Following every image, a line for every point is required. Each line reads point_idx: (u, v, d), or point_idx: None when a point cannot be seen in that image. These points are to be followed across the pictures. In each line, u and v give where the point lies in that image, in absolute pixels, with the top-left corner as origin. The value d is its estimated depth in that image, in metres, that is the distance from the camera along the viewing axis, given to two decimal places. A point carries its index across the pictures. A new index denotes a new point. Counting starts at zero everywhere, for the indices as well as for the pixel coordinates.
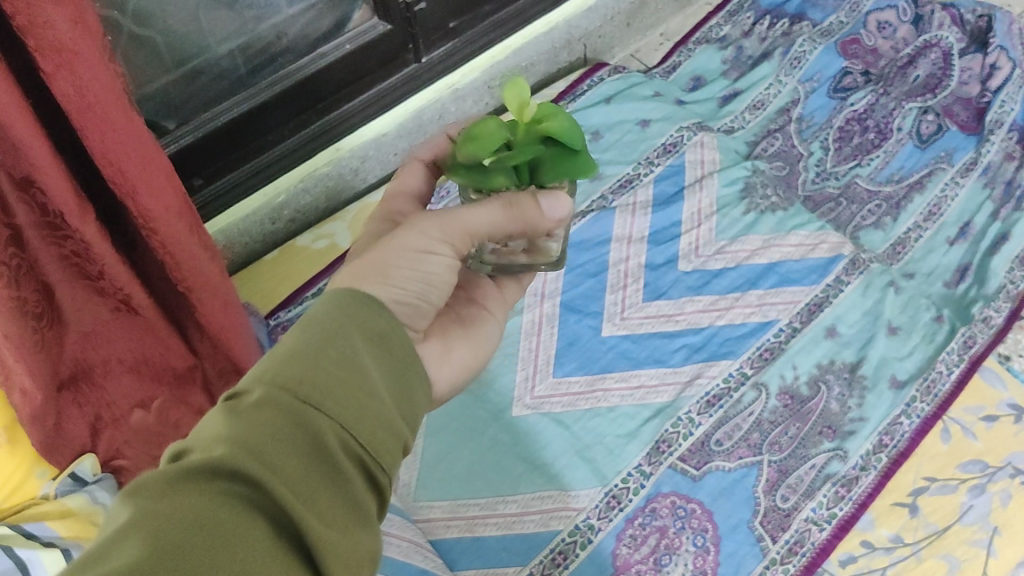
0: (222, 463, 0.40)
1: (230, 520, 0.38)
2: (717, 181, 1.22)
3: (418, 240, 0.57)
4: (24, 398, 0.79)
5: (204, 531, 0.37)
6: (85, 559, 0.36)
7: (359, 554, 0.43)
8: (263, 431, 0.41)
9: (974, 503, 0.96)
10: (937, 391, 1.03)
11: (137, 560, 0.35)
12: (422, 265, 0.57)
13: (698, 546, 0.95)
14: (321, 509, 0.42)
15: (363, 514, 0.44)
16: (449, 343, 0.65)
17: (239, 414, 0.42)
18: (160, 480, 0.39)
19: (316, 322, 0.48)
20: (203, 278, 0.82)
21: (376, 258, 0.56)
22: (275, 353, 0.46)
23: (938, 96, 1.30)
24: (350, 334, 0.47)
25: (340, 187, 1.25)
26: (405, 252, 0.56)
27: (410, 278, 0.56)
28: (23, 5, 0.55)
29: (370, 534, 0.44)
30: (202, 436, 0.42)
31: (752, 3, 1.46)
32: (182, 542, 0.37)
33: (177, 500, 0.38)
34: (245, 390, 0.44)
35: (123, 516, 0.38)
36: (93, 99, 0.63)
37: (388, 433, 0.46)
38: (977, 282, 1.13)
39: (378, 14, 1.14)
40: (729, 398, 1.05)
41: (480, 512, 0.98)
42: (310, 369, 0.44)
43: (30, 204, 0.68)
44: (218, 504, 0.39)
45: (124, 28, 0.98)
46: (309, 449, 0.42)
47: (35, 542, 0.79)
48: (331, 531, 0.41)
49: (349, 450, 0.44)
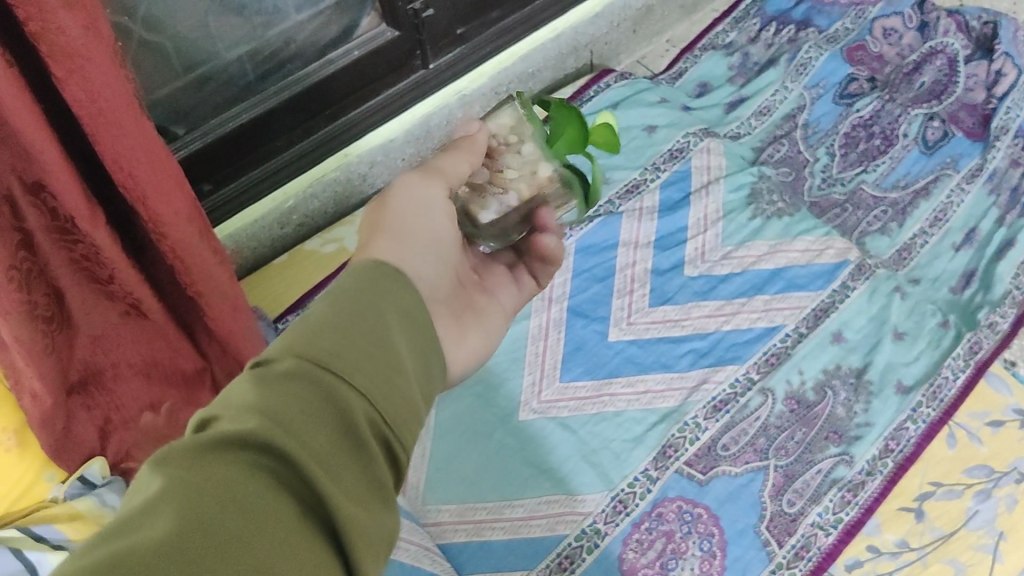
0: (256, 436, 0.39)
1: (262, 494, 0.38)
2: (723, 187, 1.23)
3: (421, 195, 0.64)
4: (34, 402, 0.80)
5: (236, 503, 0.37)
6: (114, 527, 0.35)
7: (382, 536, 0.43)
8: (295, 404, 0.42)
9: (980, 508, 0.96)
10: (942, 397, 1.04)
11: (171, 532, 0.35)
12: (425, 220, 0.63)
13: (704, 551, 0.95)
14: (348, 488, 0.42)
15: (384, 497, 0.44)
16: (483, 321, 0.67)
17: (268, 385, 0.42)
18: (189, 449, 0.39)
19: (341, 297, 0.48)
20: (213, 283, 0.83)
21: (390, 218, 0.62)
22: (302, 324, 0.46)
23: (944, 103, 1.30)
24: (376, 311, 0.48)
25: (348, 193, 1.26)
26: (413, 206, 0.63)
27: (420, 229, 0.62)
28: (36, 10, 0.56)
29: (390, 518, 0.44)
30: (230, 405, 0.42)
31: (758, 9, 1.47)
32: (212, 514, 0.37)
33: (208, 471, 0.38)
34: (275, 359, 0.44)
35: (154, 484, 0.37)
36: (105, 103, 0.64)
37: (408, 416, 0.46)
38: (983, 288, 1.13)
39: (386, 21, 1.15)
40: (735, 403, 1.05)
41: (487, 516, 0.99)
42: (340, 345, 0.45)
43: (41, 209, 0.69)
44: (249, 478, 0.38)
45: (134, 34, 0.99)
46: (337, 428, 0.42)
47: (44, 545, 0.79)
48: (357, 511, 0.41)
49: (374, 428, 0.44)
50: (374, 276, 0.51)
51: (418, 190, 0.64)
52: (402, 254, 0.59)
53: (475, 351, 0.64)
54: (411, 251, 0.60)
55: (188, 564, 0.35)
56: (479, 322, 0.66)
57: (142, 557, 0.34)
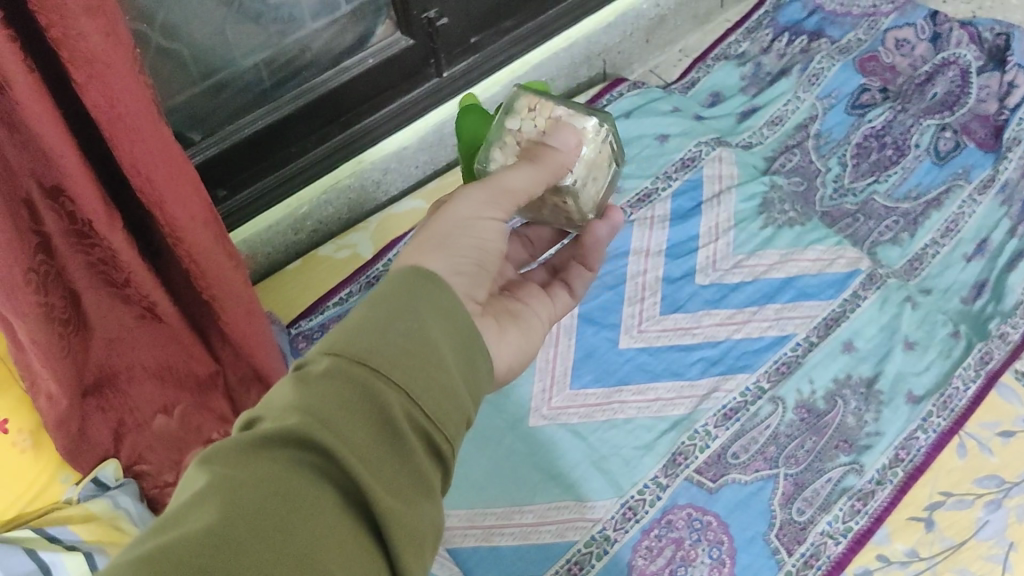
0: (295, 434, 0.42)
1: (300, 486, 0.41)
2: (735, 196, 1.23)
3: (471, 208, 0.62)
4: (49, 403, 0.81)
5: (276, 498, 0.40)
6: (165, 520, 0.39)
7: (424, 527, 0.45)
8: (333, 402, 0.44)
9: (990, 518, 0.95)
10: (952, 407, 1.03)
11: (214, 522, 0.38)
12: (475, 231, 0.61)
13: (713, 558, 0.95)
14: (386, 481, 0.44)
15: (427, 488, 0.46)
16: (522, 326, 0.67)
17: (309, 383, 0.45)
18: (234, 449, 0.42)
19: (385, 295, 0.50)
20: (228, 286, 0.84)
21: (433, 233, 0.61)
22: (346, 322, 0.49)
23: (956, 114, 1.31)
24: (418, 306, 0.50)
25: (362, 200, 1.27)
26: (462, 219, 0.61)
27: (467, 246, 0.61)
28: (57, 17, 0.57)
29: (434, 508, 0.46)
30: (275, 404, 0.45)
31: (770, 20, 1.48)
32: (253, 507, 0.40)
33: (250, 468, 0.41)
34: (315, 360, 0.47)
35: (200, 480, 0.41)
36: (124, 110, 0.64)
37: (453, 406, 0.48)
38: (994, 299, 1.12)
39: (400, 30, 1.17)
40: (745, 412, 1.06)
41: (497, 521, 1.00)
42: (380, 342, 0.47)
43: (59, 212, 0.70)
44: (288, 474, 0.42)
45: (152, 41, 1.00)
46: (375, 422, 0.44)
47: (58, 546, 0.80)
48: (396, 503, 0.43)
49: (414, 422, 0.46)
50: (418, 273, 0.52)
51: (469, 203, 0.62)
52: (441, 264, 0.58)
53: (515, 352, 0.65)
54: (451, 258, 0.59)
55: (229, 554, 0.38)
56: (516, 325, 0.67)
57: (187, 549, 0.37)
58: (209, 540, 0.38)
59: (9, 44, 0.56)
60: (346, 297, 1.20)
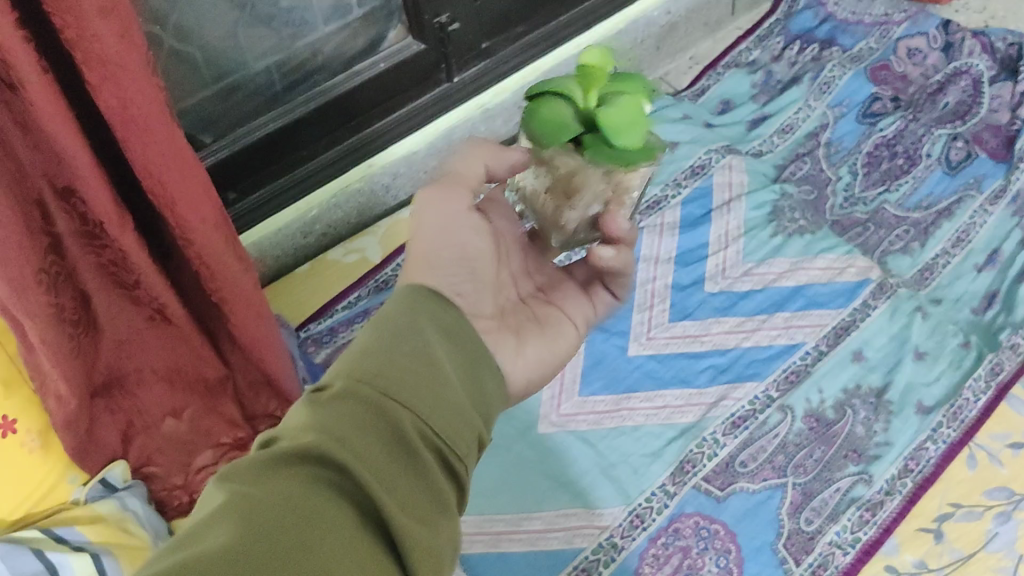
0: (311, 450, 0.43)
1: (320, 499, 0.41)
2: (745, 205, 1.23)
3: (452, 208, 0.64)
4: (58, 404, 0.80)
5: (295, 512, 0.40)
6: (182, 540, 0.38)
7: (443, 542, 0.46)
8: (346, 422, 0.45)
9: (999, 530, 0.94)
10: (962, 418, 1.03)
11: (235, 535, 0.38)
12: (457, 241, 0.63)
13: (720, 567, 0.95)
14: (401, 497, 0.44)
15: (442, 505, 0.46)
16: (547, 335, 0.68)
17: (321, 406, 0.46)
18: (249, 468, 0.42)
19: (386, 326, 0.53)
20: (238, 290, 0.84)
21: (419, 249, 0.63)
22: (349, 352, 0.51)
23: (968, 124, 1.31)
24: (420, 335, 0.53)
25: (372, 204, 1.27)
26: (443, 223, 0.63)
27: (454, 261, 0.62)
28: (73, 18, 0.57)
29: (449, 525, 0.47)
30: (287, 426, 0.46)
31: (782, 29, 1.48)
32: (273, 521, 0.39)
33: (268, 484, 0.41)
34: (325, 387, 0.48)
35: (217, 500, 0.40)
36: (137, 110, 0.64)
37: (459, 424, 0.50)
38: (1004, 309, 1.12)
39: (413, 35, 1.17)
40: (754, 420, 1.05)
41: (505, 528, 0.99)
42: (386, 366, 0.49)
43: (71, 213, 0.70)
44: (307, 489, 0.41)
45: (165, 43, 1.00)
46: (388, 439, 0.46)
47: (64, 547, 0.80)
48: (412, 520, 0.44)
49: (426, 440, 0.47)
50: (411, 307, 0.55)
51: (438, 204, 0.64)
52: (436, 280, 0.60)
53: (535, 365, 0.65)
54: (445, 279, 0.61)
55: (253, 567, 0.37)
56: (541, 336, 0.67)
57: (210, 561, 0.36)
58: (230, 554, 0.37)
59: (23, 44, 0.56)
60: (356, 301, 1.20)
